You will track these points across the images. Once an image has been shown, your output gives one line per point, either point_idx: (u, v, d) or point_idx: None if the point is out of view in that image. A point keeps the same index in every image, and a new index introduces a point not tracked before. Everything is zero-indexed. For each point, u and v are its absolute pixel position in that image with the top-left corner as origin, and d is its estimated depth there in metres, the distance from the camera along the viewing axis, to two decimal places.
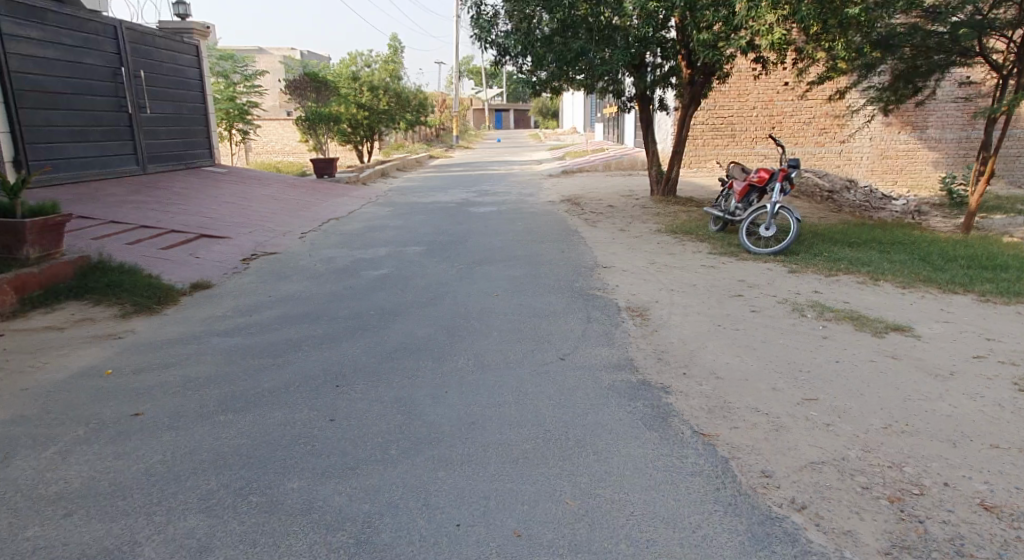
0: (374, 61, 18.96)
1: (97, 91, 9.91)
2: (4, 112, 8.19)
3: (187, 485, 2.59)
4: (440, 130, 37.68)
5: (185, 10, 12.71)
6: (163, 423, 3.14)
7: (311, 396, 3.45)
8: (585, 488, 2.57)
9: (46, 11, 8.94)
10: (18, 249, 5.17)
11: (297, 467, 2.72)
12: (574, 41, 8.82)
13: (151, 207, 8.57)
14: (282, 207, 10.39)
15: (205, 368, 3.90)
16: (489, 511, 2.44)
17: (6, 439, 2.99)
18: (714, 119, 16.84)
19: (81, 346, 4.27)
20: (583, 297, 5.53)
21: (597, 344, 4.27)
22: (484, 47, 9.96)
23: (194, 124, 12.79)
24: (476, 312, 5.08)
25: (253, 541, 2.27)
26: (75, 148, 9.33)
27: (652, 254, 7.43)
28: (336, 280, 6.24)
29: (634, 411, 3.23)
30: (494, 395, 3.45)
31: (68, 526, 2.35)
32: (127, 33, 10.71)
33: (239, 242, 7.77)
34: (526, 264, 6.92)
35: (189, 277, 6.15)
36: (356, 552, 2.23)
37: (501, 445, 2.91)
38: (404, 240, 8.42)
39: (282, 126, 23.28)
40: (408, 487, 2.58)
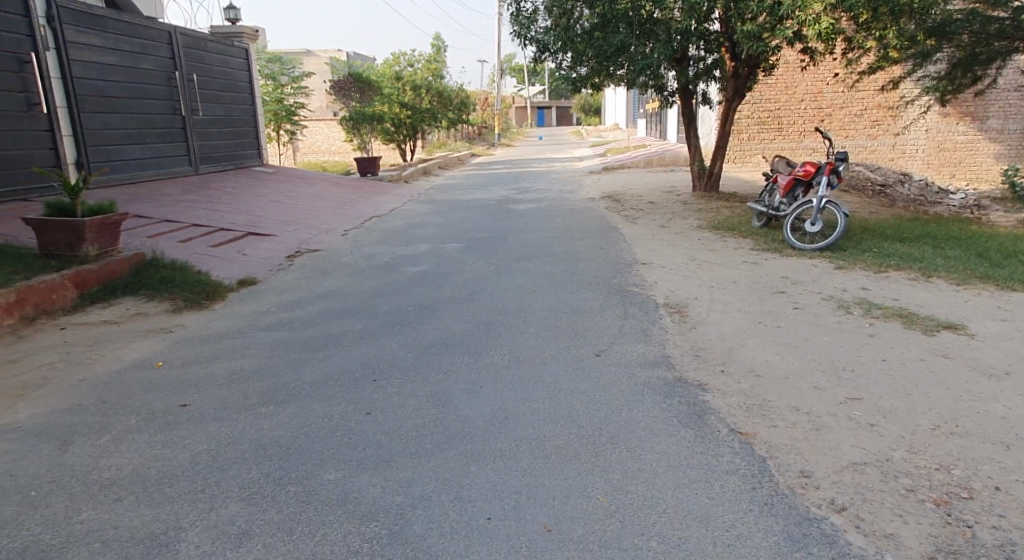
0: (417, 60, 19.12)
1: (152, 95, 10.26)
2: (69, 116, 8.53)
3: (229, 474, 2.68)
4: (481, 129, 37.81)
5: (235, 15, 13.06)
6: (207, 414, 3.24)
7: (350, 390, 3.52)
8: (618, 485, 2.56)
9: (105, 19, 9.31)
10: (79, 247, 5.40)
11: (334, 458, 2.78)
12: (614, 35, 8.75)
13: (202, 206, 8.83)
14: (325, 205, 10.59)
15: (250, 361, 4.01)
16: (519, 506, 2.45)
17: (63, 427, 3.13)
18: (760, 112, 16.53)
19: (134, 340, 4.42)
20: (620, 294, 5.51)
21: (635, 341, 4.24)
22: (525, 44, 9.97)
23: (243, 125, 13.13)
24: (513, 308, 5.10)
25: (290, 529, 2.33)
26: (131, 150, 9.67)
27: (692, 251, 7.34)
28: (377, 277, 6.34)
29: (669, 408, 3.20)
30: (529, 391, 3.46)
31: (119, 510, 2.45)
32: (181, 39, 11.05)
33: (285, 240, 7.95)
34: (565, 261, 6.91)
35: (236, 273, 6.31)
36: (389, 543, 2.27)
37: (535, 440, 2.91)
38: (444, 237, 8.49)
39: (327, 126, 23.71)
40: (442, 480, 2.61)
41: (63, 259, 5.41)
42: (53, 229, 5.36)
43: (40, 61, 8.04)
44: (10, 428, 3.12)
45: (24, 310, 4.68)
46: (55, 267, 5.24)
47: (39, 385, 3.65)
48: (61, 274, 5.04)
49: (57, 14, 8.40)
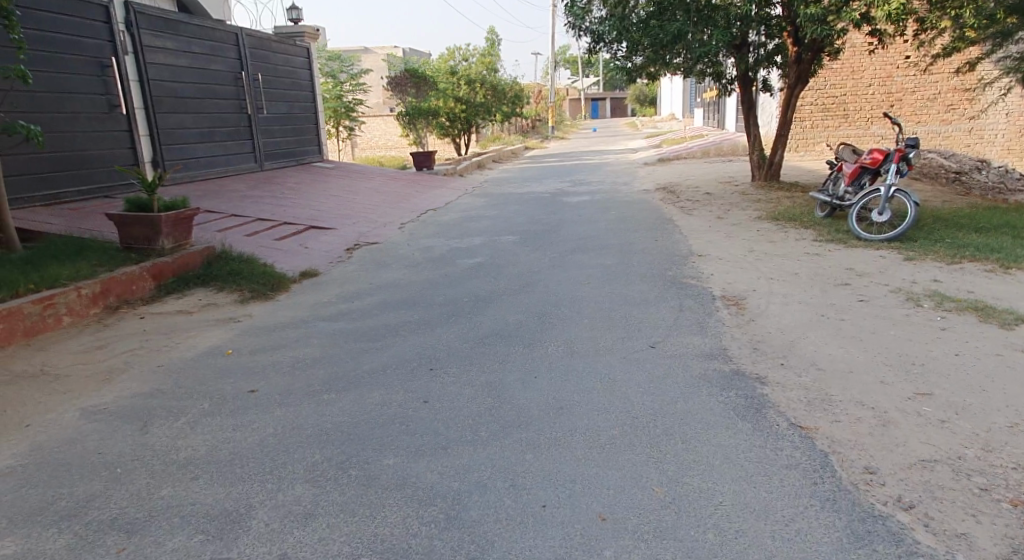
0: (471, 55, 19.19)
1: (221, 94, 10.65)
2: (145, 116, 8.94)
3: (295, 457, 2.78)
4: (535, 122, 37.76)
5: (298, 15, 13.40)
6: (273, 400, 3.38)
7: (407, 379, 3.60)
8: (673, 476, 2.55)
9: (177, 23, 9.70)
10: (155, 240, 5.67)
11: (392, 445, 2.85)
12: (671, 23, 8.57)
13: (266, 201, 9.12)
14: (383, 199, 10.78)
15: (313, 350, 4.15)
16: (574, 495, 2.46)
17: (144, 409, 3.31)
18: (824, 99, 15.98)
19: (206, 329, 4.62)
20: (675, 285, 5.44)
21: (692, 333, 4.19)
22: (579, 34, 9.91)
23: (305, 122, 13.49)
24: (567, 300, 5.10)
25: (352, 511, 2.41)
26: (201, 148, 10.07)
27: (751, 242, 7.17)
28: (433, 269, 6.43)
29: (726, 401, 3.16)
30: (583, 381, 3.47)
31: (196, 488, 2.58)
32: (247, 40, 11.42)
33: (344, 233, 8.14)
34: (619, 253, 6.86)
35: (299, 265, 6.52)
36: (446, 527, 2.32)
37: (590, 431, 2.92)
38: (498, 230, 8.53)
39: (383, 122, 24.10)
40: (497, 468, 2.65)
41: (142, 252, 5.69)
42: (132, 224, 5.64)
43: (120, 66, 8.44)
44: (97, 410, 3.31)
45: (108, 300, 4.94)
46: (134, 259, 5.52)
47: (122, 370, 3.85)
48: (140, 266, 5.31)
49: (134, 20, 8.80)
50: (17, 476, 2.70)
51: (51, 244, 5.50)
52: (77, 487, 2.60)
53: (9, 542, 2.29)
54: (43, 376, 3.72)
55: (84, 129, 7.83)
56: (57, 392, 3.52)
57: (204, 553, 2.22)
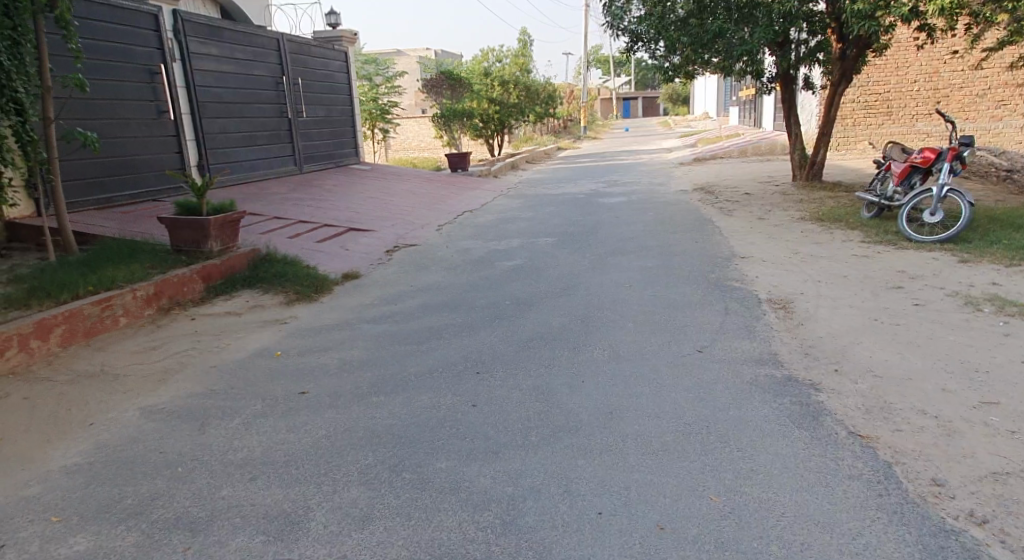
0: (505, 56, 19.27)
1: (263, 99, 10.85)
2: (192, 122, 9.15)
3: (349, 459, 2.81)
4: (567, 123, 37.77)
5: (336, 20, 13.61)
6: (324, 401, 3.43)
7: (454, 382, 3.61)
8: (730, 485, 2.50)
9: (222, 30, 9.92)
10: (204, 243, 5.80)
11: (444, 448, 2.87)
12: (711, 21, 8.46)
13: (308, 204, 9.27)
14: (422, 201, 10.87)
15: (359, 352, 4.20)
16: (630, 502, 2.44)
17: (200, 409, 3.38)
18: (867, 96, 15.62)
19: (255, 330, 4.72)
20: (719, 288, 5.37)
21: (739, 337, 4.12)
22: (617, 34, 9.85)
23: (343, 125, 13.68)
24: (610, 303, 5.07)
25: (408, 514, 2.42)
26: (244, 152, 10.29)
27: (795, 244, 7.03)
28: (474, 271, 6.45)
29: (780, 407, 3.10)
30: (630, 386, 3.44)
31: (254, 488, 2.63)
32: (288, 45, 11.62)
33: (384, 235, 8.23)
34: (661, 255, 6.80)
35: (342, 268, 6.60)
36: (503, 532, 2.32)
37: (642, 436, 2.89)
38: (537, 231, 8.53)
39: (417, 123, 24.33)
40: (550, 473, 2.64)
41: (191, 255, 5.82)
42: (182, 227, 5.78)
43: (168, 72, 8.66)
44: (155, 410, 3.40)
45: (161, 302, 5.06)
46: (185, 262, 5.66)
47: (176, 371, 3.95)
48: (190, 269, 5.42)
49: (182, 28, 9.03)
50: (83, 473, 2.79)
51: (105, 247, 5.66)
52: (141, 486, 2.67)
53: (81, 538, 2.37)
54: (103, 375, 3.83)
55: (134, 134, 8.05)
56: (118, 392, 3.62)
57: (266, 554, 2.26)
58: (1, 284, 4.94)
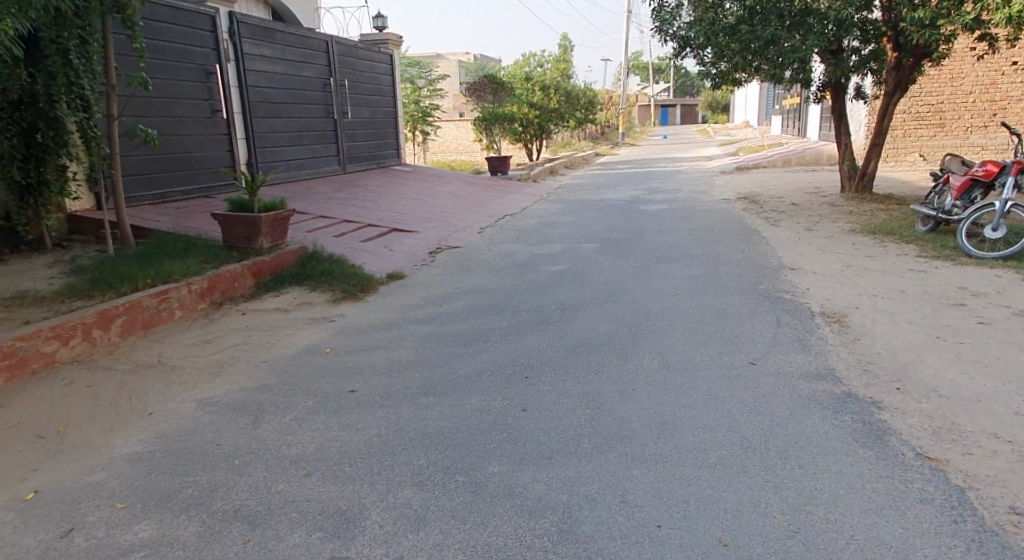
0: (546, 61, 19.31)
1: (310, 100, 11.04)
2: (243, 121, 9.34)
3: (401, 460, 2.81)
4: (605, 128, 37.61)
5: (383, 23, 13.78)
6: (373, 400, 3.45)
7: (503, 385, 3.60)
8: (795, 504, 2.43)
9: (275, 32, 10.11)
10: (255, 240, 5.90)
11: (496, 452, 2.85)
12: (763, 28, 8.30)
13: (353, 204, 9.37)
14: (465, 204, 10.90)
15: (406, 352, 4.22)
16: (689, 516, 2.39)
17: (254, 404, 3.43)
18: (919, 106, 15.19)
19: (303, 327, 4.78)
20: (768, 300, 5.25)
21: (792, 350, 4.02)
22: (665, 39, 9.73)
23: (386, 127, 13.83)
24: (657, 311, 5.00)
25: (463, 518, 2.41)
26: (291, 152, 10.48)
27: (846, 257, 6.84)
28: (517, 275, 6.43)
29: (841, 425, 3.00)
30: (682, 396, 3.38)
31: (309, 484, 2.65)
32: (337, 47, 11.79)
33: (427, 237, 8.28)
34: (706, 264, 6.68)
35: (386, 267, 6.67)
36: (560, 541, 2.29)
37: (699, 449, 2.83)
38: (579, 237, 8.47)
39: (457, 126, 24.51)
40: (605, 482, 2.60)
41: (242, 251, 5.93)
42: (234, 224, 5.89)
43: (222, 72, 8.86)
44: (211, 402, 3.46)
45: (213, 296, 5.16)
46: (236, 257, 5.76)
47: (229, 365, 4.01)
48: (241, 265, 5.52)
49: (237, 29, 9.24)
50: (145, 462, 2.85)
51: (160, 241, 5.80)
52: (200, 477, 2.72)
53: (145, 526, 2.41)
54: (160, 367, 3.92)
55: (189, 132, 8.25)
56: (175, 384, 3.70)
57: (324, 551, 2.27)
58: (63, 275, 5.10)
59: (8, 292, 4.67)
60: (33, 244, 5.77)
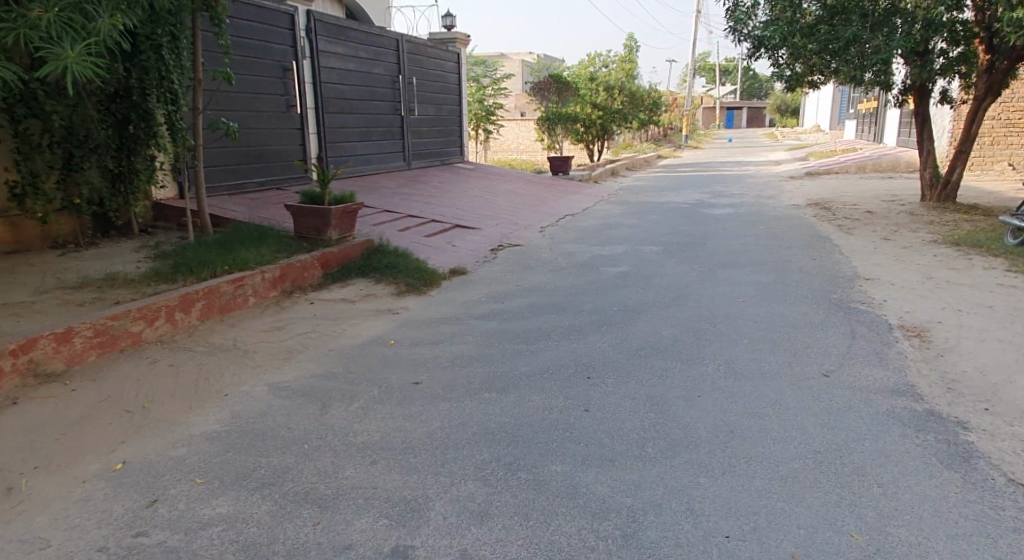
0: (612, 61, 19.14)
1: (380, 97, 11.26)
2: (316, 117, 9.61)
3: (464, 453, 2.83)
4: (667, 130, 36.94)
5: (452, 22, 13.95)
6: (436, 393, 3.47)
7: (565, 385, 3.58)
8: (874, 524, 2.33)
9: (349, 30, 10.36)
10: (324, 231, 6.05)
11: (558, 451, 2.83)
12: (843, 28, 7.97)
13: (418, 199, 9.50)
14: (529, 203, 10.90)
15: (468, 347, 4.25)
16: (760, 528, 2.32)
17: (322, 391, 3.52)
18: (1010, 112, 14.37)
19: (369, 319, 4.87)
20: (842, 310, 5.05)
21: (868, 364, 3.85)
22: (739, 40, 9.48)
23: (452, 124, 13.98)
24: (722, 317, 4.87)
25: (527, 515, 2.40)
26: (360, 147, 10.71)
27: (926, 269, 6.51)
28: (579, 275, 6.39)
29: (924, 444, 2.86)
30: (750, 405, 3.28)
31: (376, 472, 2.69)
32: (407, 46, 12.00)
33: (489, 233, 8.33)
34: (774, 271, 6.48)
35: (449, 263, 6.74)
36: (624, 545, 2.25)
37: (770, 461, 2.73)
38: (642, 239, 8.35)
39: (519, 126, 24.49)
40: (671, 488, 2.55)
41: (311, 242, 6.09)
42: (306, 215, 6.05)
43: (299, 69, 9.11)
44: (281, 387, 3.57)
45: (285, 285, 5.31)
46: (306, 247, 5.92)
47: (299, 352, 4.13)
48: (311, 255, 5.66)
49: (314, 27, 9.50)
50: (222, 441, 2.96)
51: (237, 230, 6.01)
52: (273, 458, 2.80)
53: (222, 502, 2.50)
54: (235, 350, 4.07)
55: (266, 126, 8.53)
56: (249, 367, 3.83)
57: (389, 539, 2.30)
58: (148, 259, 5.35)
59: (99, 273, 4.92)
60: (120, 229, 6.09)
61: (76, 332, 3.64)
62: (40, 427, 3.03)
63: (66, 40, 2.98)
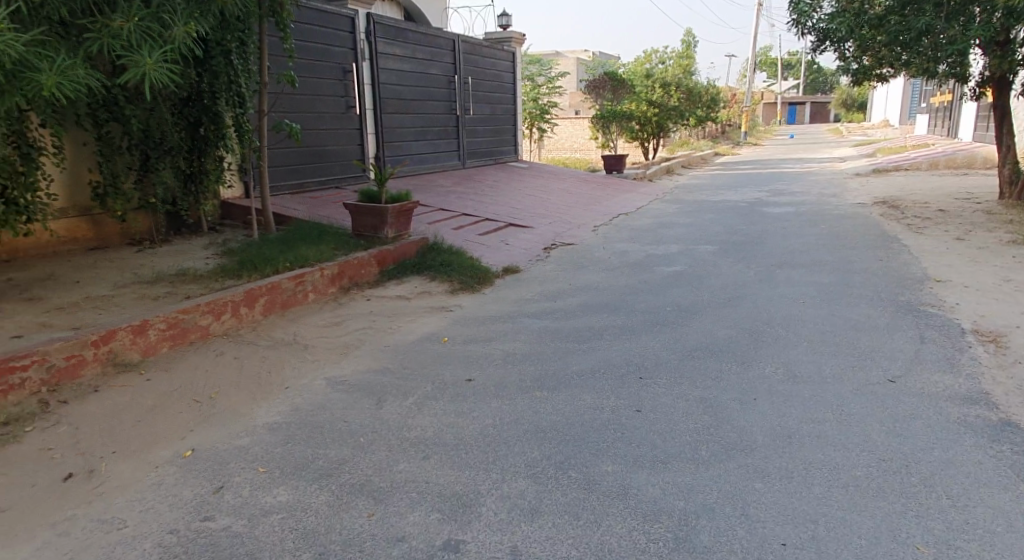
0: (668, 57, 18.85)
1: (436, 97, 11.40)
2: (374, 117, 9.80)
3: (515, 451, 2.85)
4: (725, 127, 36.06)
5: (507, 22, 14.01)
6: (488, 391, 3.51)
7: (617, 385, 3.56)
8: (942, 537, 2.24)
9: (407, 31, 10.53)
10: (381, 230, 6.18)
11: (610, 451, 2.83)
12: (916, 18, 7.65)
13: (472, 198, 9.58)
14: (583, 202, 10.86)
15: (521, 345, 4.28)
16: (819, 537, 2.26)
17: (377, 386, 3.60)
18: None
19: (424, 316, 4.95)
20: (910, 313, 4.86)
21: (938, 370, 3.70)
22: (803, 32, 9.20)
23: (506, 123, 14.03)
24: (780, 319, 4.76)
25: (577, 514, 2.41)
26: (416, 146, 10.88)
27: (1003, 270, 6.20)
28: (633, 274, 6.33)
29: (998, 455, 2.73)
30: (809, 410, 3.19)
31: (429, 467, 2.74)
32: (462, 46, 12.10)
33: (543, 232, 8.34)
34: (837, 271, 6.28)
35: (503, 261, 6.78)
36: (676, 548, 2.24)
37: (830, 468, 2.66)
38: (698, 238, 8.22)
39: (573, 124, 24.33)
40: (725, 492, 2.51)
41: (369, 240, 6.22)
42: (363, 214, 6.19)
43: (358, 71, 9.31)
44: (339, 381, 3.67)
45: (343, 281, 5.45)
46: (364, 245, 6.06)
47: (356, 347, 4.24)
48: (368, 253, 5.78)
49: (373, 29, 9.69)
50: (283, 432, 3.06)
51: (298, 228, 6.20)
52: (330, 450, 2.89)
53: (283, 491, 2.60)
54: (296, 344, 4.20)
55: (326, 127, 8.76)
56: (309, 362, 3.95)
57: (441, 533, 2.34)
58: (216, 256, 5.57)
59: (171, 269, 5.15)
60: (190, 227, 6.35)
61: (150, 325, 3.82)
62: (117, 414, 3.20)
63: (145, 48, 3.11)
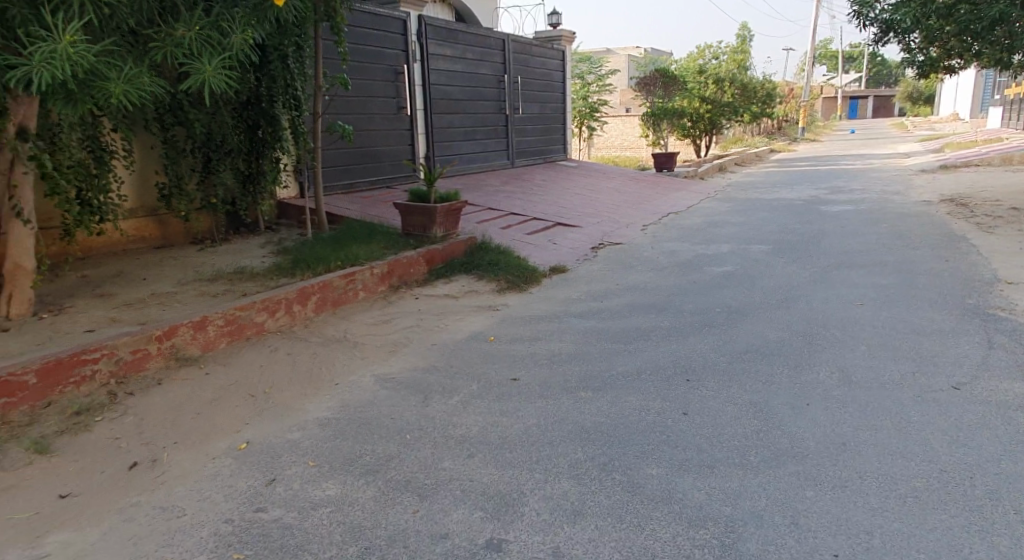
0: (722, 52, 18.45)
1: (485, 96, 11.46)
2: (424, 118, 9.92)
3: (559, 451, 2.85)
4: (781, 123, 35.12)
5: (558, 20, 13.98)
6: (533, 391, 3.52)
7: (664, 386, 3.52)
8: (1006, 554, 2.15)
9: (457, 32, 10.61)
10: (430, 229, 6.25)
11: (655, 454, 2.80)
12: (988, 7, 7.30)
13: (520, 197, 9.60)
14: (633, 201, 10.75)
15: (567, 345, 4.27)
16: (874, 550, 2.20)
17: (424, 384, 3.65)
18: None
19: (471, 315, 5.00)
20: (976, 317, 4.65)
21: (1004, 377, 3.53)
22: (865, 24, 8.86)
23: (555, 122, 14.00)
24: (836, 321, 4.62)
25: (621, 517, 2.40)
26: (465, 146, 10.96)
27: None
28: (683, 275, 6.24)
29: None
30: (864, 417, 3.10)
31: (474, 465, 2.77)
32: (512, 45, 12.13)
33: (591, 231, 8.30)
34: (897, 272, 6.06)
35: (551, 260, 6.78)
36: (722, 555, 2.21)
37: (885, 477, 2.58)
38: (750, 238, 8.04)
39: (623, 122, 24.09)
40: (775, 500, 2.47)
41: (418, 239, 6.31)
42: (413, 213, 6.28)
43: (410, 72, 9.44)
44: (387, 378, 3.74)
45: (393, 280, 5.54)
46: (413, 244, 6.14)
47: (404, 345, 4.31)
48: (417, 252, 5.86)
49: (425, 30, 9.80)
50: (333, 427, 3.14)
51: (349, 227, 6.33)
52: (378, 446, 2.95)
53: (332, 485, 2.66)
54: (346, 342, 4.29)
55: (378, 128, 8.90)
56: (358, 359, 4.04)
57: (484, 531, 2.37)
58: (272, 254, 5.74)
59: (229, 267, 5.34)
60: (247, 225, 6.56)
61: (210, 321, 3.97)
62: (178, 406, 3.34)
63: (206, 56, 3.25)
